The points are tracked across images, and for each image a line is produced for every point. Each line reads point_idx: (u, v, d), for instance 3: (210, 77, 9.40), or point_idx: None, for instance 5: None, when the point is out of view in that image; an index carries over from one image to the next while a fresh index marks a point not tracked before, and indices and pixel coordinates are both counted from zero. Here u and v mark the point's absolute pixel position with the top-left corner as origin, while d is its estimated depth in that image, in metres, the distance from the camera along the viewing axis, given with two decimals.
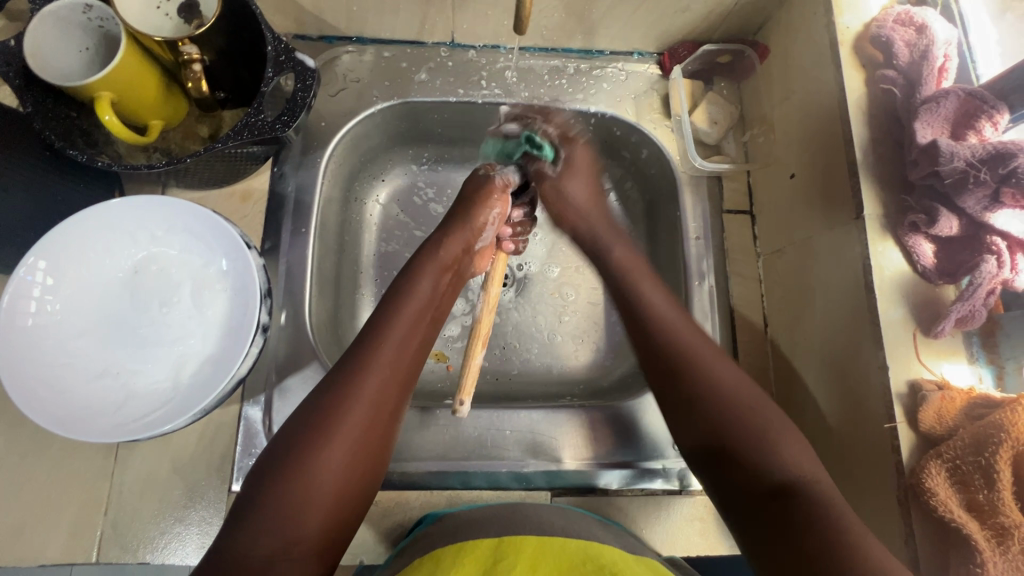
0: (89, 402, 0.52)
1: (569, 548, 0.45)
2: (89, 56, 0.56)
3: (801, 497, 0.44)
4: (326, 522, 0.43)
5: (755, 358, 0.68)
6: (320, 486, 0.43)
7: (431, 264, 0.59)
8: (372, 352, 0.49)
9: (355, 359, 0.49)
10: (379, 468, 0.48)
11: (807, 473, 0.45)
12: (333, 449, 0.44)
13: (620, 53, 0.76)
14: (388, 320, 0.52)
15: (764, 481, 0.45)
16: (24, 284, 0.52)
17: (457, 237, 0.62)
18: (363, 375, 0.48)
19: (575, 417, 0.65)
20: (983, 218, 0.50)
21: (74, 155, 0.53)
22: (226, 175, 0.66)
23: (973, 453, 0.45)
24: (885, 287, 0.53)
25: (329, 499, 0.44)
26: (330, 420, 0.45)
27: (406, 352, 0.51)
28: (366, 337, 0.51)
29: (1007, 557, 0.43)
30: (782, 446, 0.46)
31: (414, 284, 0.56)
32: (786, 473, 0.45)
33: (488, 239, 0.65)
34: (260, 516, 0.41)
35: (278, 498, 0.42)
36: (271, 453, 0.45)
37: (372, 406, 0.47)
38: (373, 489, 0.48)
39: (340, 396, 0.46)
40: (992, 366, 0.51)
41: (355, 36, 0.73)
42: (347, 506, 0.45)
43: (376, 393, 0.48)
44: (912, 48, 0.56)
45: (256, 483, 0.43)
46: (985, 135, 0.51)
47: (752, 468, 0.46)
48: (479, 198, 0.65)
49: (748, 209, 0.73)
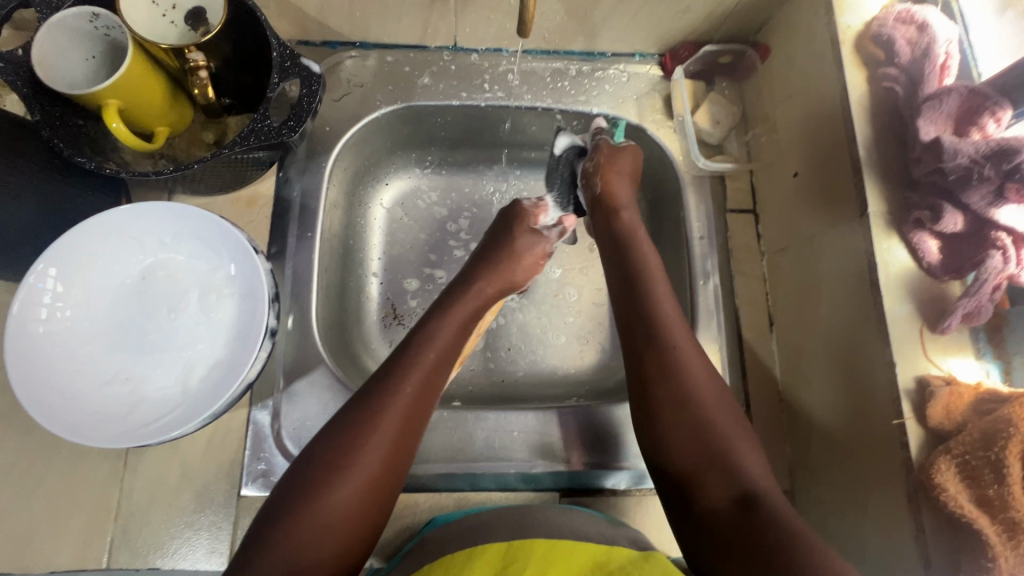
0: (100, 408, 0.52)
1: (576, 556, 0.44)
2: (96, 64, 0.57)
3: (761, 512, 0.45)
4: (335, 556, 0.43)
5: (761, 357, 0.68)
6: (333, 521, 0.44)
7: (459, 302, 0.59)
8: (390, 394, 0.49)
9: (373, 402, 0.49)
10: (389, 503, 0.48)
11: (766, 485, 0.47)
12: (347, 487, 0.45)
13: (621, 55, 0.77)
14: (410, 360, 0.52)
15: (726, 493, 0.47)
16: (34, 291, 0.52)
17: (495, 290, 0.63)
18: (383, 418, 0.48)
19: (581, 419, 0.65)
20: (987, 215, 0.50)
21: (81, 162, 0.53)
22: (232, 181, 0.67)
23: (982, 448, 0.45)
24: (892, 284, 0.53)
25: (339, 533, 0.44)
26: (347, 459, 0.46)
27: (427, 396, 0.52)
28: (387, 378, 0.51)
29: (1018, 551, 0.43)
30: (743, 461, 0.49)
31: (440, 329, 0.56)
32: (745, 484, 0.47)
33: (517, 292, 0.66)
34: (271, 552, 0.42)
35: (290, 534, 0.42)
36: (287, 488, 0.45)
37: (390, 448, 0.47)
38: (383, 522, 0.48)
39: (357, 438, 0.47)
40: (1000, 362, 0.51)
41: (358, 41, 0.73)
42: (356, 541, 0.45)
43: (394, 436, 0.48)
44: (914, 46, 0.56)
45: (270, 516, 0.44)
46: (988, 131, 0.52)
47: (721, 477, 0.48)
48: (523, 251, 0.65)
49: (751, 208, 0.74)
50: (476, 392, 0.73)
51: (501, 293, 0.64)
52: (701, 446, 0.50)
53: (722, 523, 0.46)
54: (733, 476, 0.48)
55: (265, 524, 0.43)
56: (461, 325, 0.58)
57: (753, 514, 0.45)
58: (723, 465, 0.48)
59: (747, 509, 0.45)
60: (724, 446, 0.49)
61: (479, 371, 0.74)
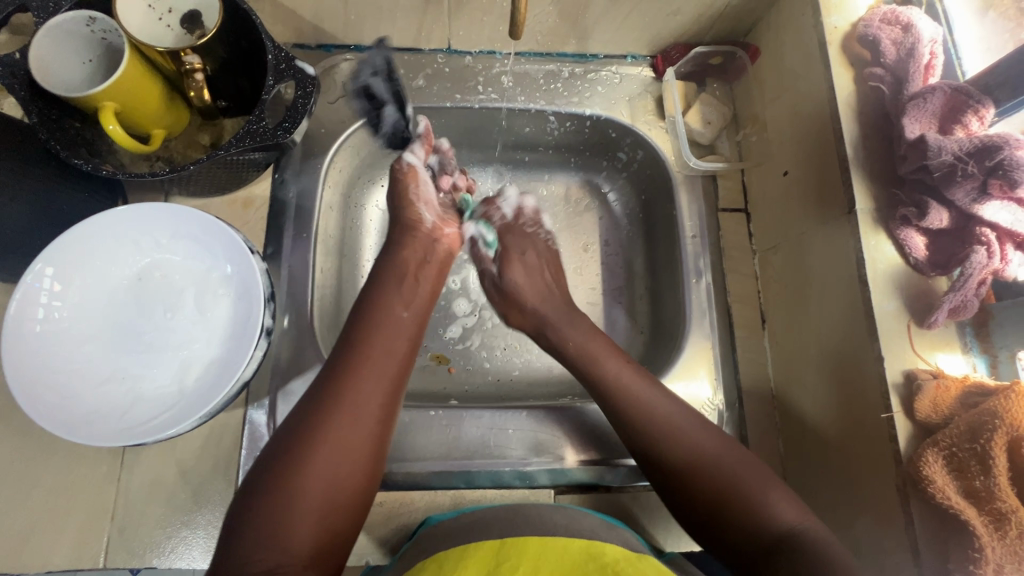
0: (98, 408, 0.53)
1: (573, 549, 0.45)
2: (93, 68, 0.58)
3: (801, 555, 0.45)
4: (317, 528, 0.44)
5: (752, 355, 0.69)
6: (310, 491, 0.44)
7: (397, 267, 0.59)
8: (354, 358, 0.51)
9: (340, 368, 0.50)
10: (374, 471, 0.48)
11: (793, 521, 0.47)
12: (317, 464, 0.45)
13: (613, 57, 0.78)
14: (369, 324, 0.54)
15: (759, 539, 0.47)
16: (32, 291, 0.53)
17: (415, 237, 0.63)
18: (348, 385, 0.49)
19: (575, 418, 0.66)
20: (973, 211, 0.50)
21: (78, 164, 0.54)
22: (228, 183, 0.68)
23: (969, 440, 0.46)
24: (879, 280, 0.54)
25: (319, 504, 0.44)
26: (316, 431, 0.46)
27: (389, 359, 0.52)
28: (345, 361, 0.51)
29: (1005, 541, 0.44)
30: (772, 502, 0.48)
31: (389, 290, 0.57)
32: (775, 527, 0.47)
33: (433, 217, 0.66)
34: (252, 524, 0.42)
35: (269, 510, 0.43)
36: (264, 461, 0.46)
37: (356, 412, 0.48)
38: (370, 488, 0.48)
39: (326, 406, 0.47)
40: (986, 356, 0.51)
41: (353, 45, 0.74)
42: (339, 509, 0.46)
43: (359, 399, 0.48)
44: (899, 46, 0.57)
45: (245, 500, 0.44)
46: (972, 129, 0.53)
47: (749, 530, 0.48)
48: (404, 182, 0.66)
49: (742, 207, 0.75)
50: (473, 391, 0.73)
51: (426, 241, 0.64)
52: (718, 501, 0.49)
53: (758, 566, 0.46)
54: (760, 526, 0.48)
55: (244, 504, 0.44)
56: (410, 278, 0.59)
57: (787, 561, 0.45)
58: (744, 517, 0.48)
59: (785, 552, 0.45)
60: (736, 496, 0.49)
61: (474, 370, 0.75)
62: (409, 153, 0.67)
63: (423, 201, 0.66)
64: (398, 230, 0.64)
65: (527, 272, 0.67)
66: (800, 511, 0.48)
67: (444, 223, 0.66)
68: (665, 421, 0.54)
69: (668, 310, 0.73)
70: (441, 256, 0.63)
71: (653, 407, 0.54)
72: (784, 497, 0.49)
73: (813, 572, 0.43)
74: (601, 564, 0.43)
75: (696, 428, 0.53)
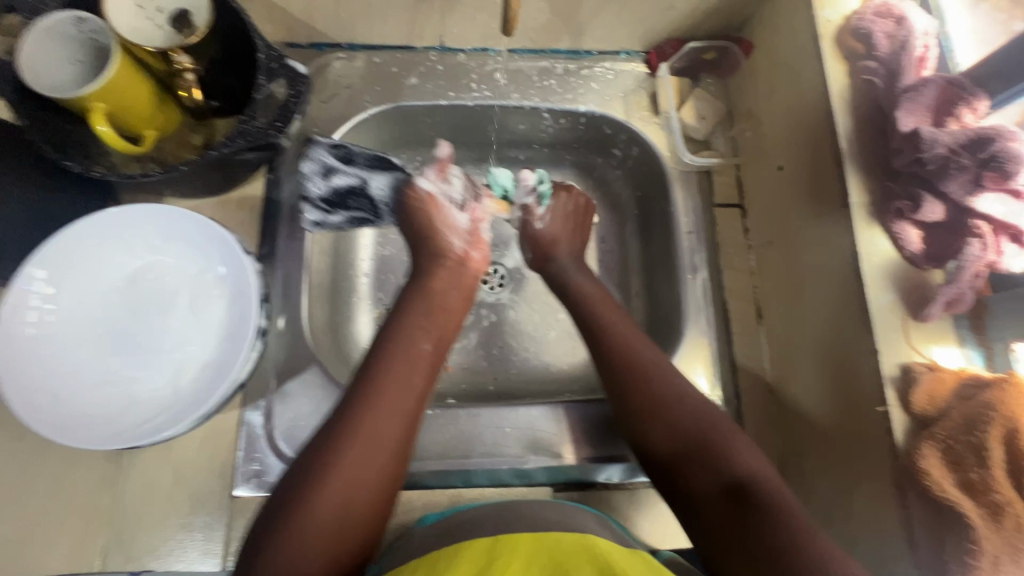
0: (93, 409, 0.52)
1: (565, 542, 0.45)
2: (81, 68, 0.56)
3: (758, 499, 0.44)
4: (329, 556, 0.43)
5: (749, 350, 0.69)
6: (321, 523, 0.43)
7: (419, 302, 0.59)
8: (371, 393, 0.50)
9: (355, 403, 0.49)
10: (386, 503, 0.47)
11: (757, 469, 0.47)
12: (330, 499, 0.44)
13: (607, 53, 0.77)
14: (386, 357, 0.53)
15: (717, 483, 0.47)
16: (21, 294, 0.52)
17: (447, 258, 0.65)
18: (364, 418, 0.48)
19: (573, 414, 0.66)
20: (965, 203, 0.50)
21: (70, 166, 0.54)
22: (221, 184, 0.68)
23: (965, 432, 0.46)
24: (874, 274, 0.54)
25: (332, 537, 0.43)
26: (329, 465, 0.45)
27: (407, 391, 0.51)
28: (362, 396, 0.49)
29: (1003, 534, 0.43)
30: (736, 447, 0.49)
31: (406, 322, 0.57)
32: (737, 470, 0.47)
33: (461, 244, 0.67)
34: (263, 558, 0.41)
35: (279, 544, 0.42)
36: (276, 499, 0.44)
37: (373, 445, 0.47)
38: (381, 517, 0.47)
39: (341, 439, 0.46)
40: (982, 349, 0.51)
41: (345, 43, 0.74)
42: (349, 543, 0.44)
43: (377, 433, 0.47)
44: (892, 40, 0.57)
45: (256, 537, 0.43)
46: (966, 122, 0.52)
47: (708, 472, 0.48)
48: (426, 213, 0.68)
49: (738, 202, 0.75)
50: (470, 390, 0.73)
51: (456, 265, 0.65)
52: (683, 446, 0.50)
53: (717, 509, 0.46)
54: (718, 469, 0.48)
55: (253, 544, 0.42)
56: (428, 312, 0.59)
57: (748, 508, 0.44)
58: (707, 458, 0.49)
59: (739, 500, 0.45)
60: (709, 441, 0.50)
61: (471, 370, 0.74)
62: (423, 180, 0.69)
63: (451, 228, 0.67)
64: (427, 262, 0.64)
65: (564, 216, 0.73)
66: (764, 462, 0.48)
67: (472, 246, 0.68)
68: (653, 367, 0.56)
69: (665, 306, 0.73)
70: (468, 282, 0.65)
71: (638, 353, 0.57)
72: (750, 448, 0.49)
73: (766, 516, 0.43)
74: (595, 557, 0.43)
75: (674, 375, 0.56)
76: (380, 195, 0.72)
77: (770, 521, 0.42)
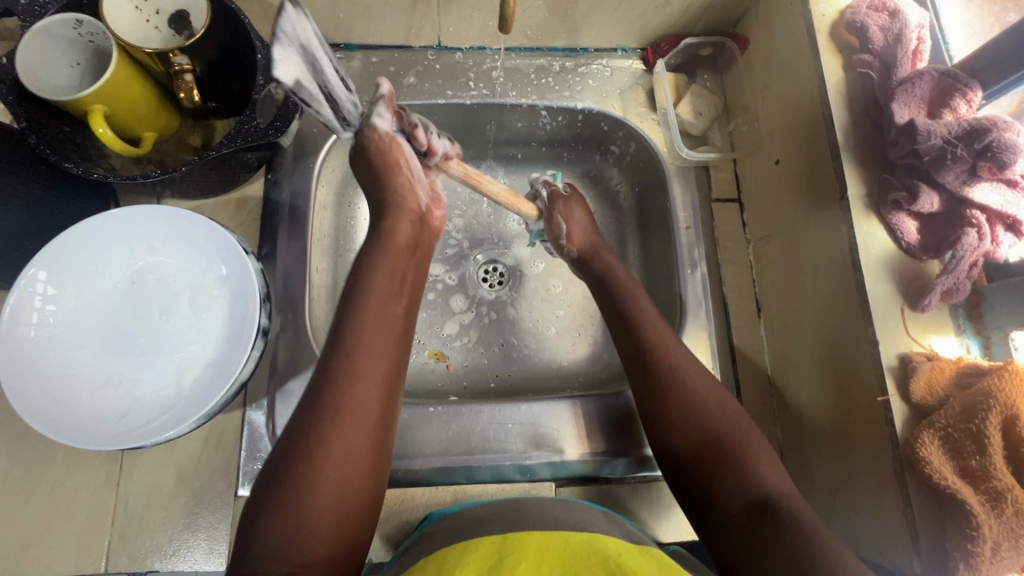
0: (95, 411, 0.52)
1: (573, 540, 0.45)
2: (80, 71, 0.57)
3: (782, 517, 0.46)
4: (333, 532, 0.44)
5: (748, 343, 0.70)
6: (318, 506, 0.44)
7: (386, 256, 0.58)
8: (349, 363, 0.50)
9: (334, 373, 0.49)
10: (378, 476, 0.49)
11: (783, 489, 0.48)
12: (324, 476, 0.45)
13: (603, 50, 0.78)
14: (357, 326, 0.52)
15: (744, 499, 0.48)
16: (24, 295, 0.53)
17: (413, 210, 0.62)
18: (344, 389, 0.48)
19: (575, 409, 0.66)
20: (963, 193, 0.51)
21: (69, 168, 0.54)
22: (220, 184, 0.67)
23: (964, 421, 0.46)
24: (872, 265, 0.54)
25: (332, 513, 0.45)
26: (319, 439, 0.46)
27: (381, 361, 0.52)
28: (341, 366, 0.50)
29: (1001, 520, 0.44)
30: (758, 463, 0.50)
31: (376, 274, 0.56)
32: (760, 489, 0.48)
33: (428, 199, 0.65)
34: (263, 536, 0.43)
35: (279, 521, 0.43)
36: (268, 475, 0.45)
37: (359, 419, 0.48)
38: (376, 490, 0.48)
39: (324, 413, 0.47)
40: (979, 338, 0.52)
41: (343, 44, 0.74)
42: (349, 517, 0.46)
43: (360, 406, 0.48)
44: (886, 33, 0.57)
45: (253, 514, 0.44)
46: (961, 112, 0.53)
47: (734, 486, 0.49)
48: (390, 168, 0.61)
49: (735, 197, 0.75)
50: (471, 388, 0.73)
51: (422, 220, 0.63)
52: (703, 451, 0.52)
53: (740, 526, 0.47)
54: (745, 485, 0.49)
55: (252, 520, 0.44)
56: (394, 275, 0.57)
57: (772, 523, 0.45)
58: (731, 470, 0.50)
59: (766, 516, 0.46)
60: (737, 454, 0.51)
61: (472, 367, 0.75)
62: (380, 118, 0.59)
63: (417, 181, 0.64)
64: (387, 218, 0.60)
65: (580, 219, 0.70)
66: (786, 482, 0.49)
67: (434, 204, 0.66)
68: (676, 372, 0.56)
69: (664, 301, 0.73)
70: (431, 237, 0.64)
71: (661, 356, 0.58)
72: (770, 464, 0.50)
73: (791, 531, 0.44)
74: (605, 557, 0.43)
75: (697, 374, 0.56)
76: (325, 117, 0.55)
77: (796, 531, 0.44)
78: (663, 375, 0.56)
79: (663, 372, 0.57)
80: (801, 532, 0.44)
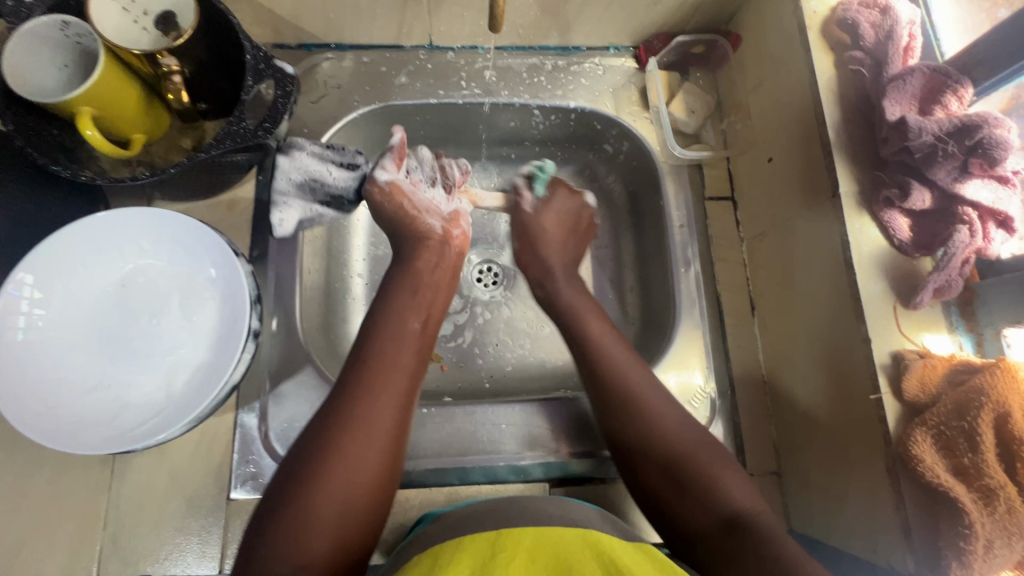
0: (85, 416, 0.52)
1: (566, 536, 0.45)
2: (70, 73, 0.57)
3: (748, 534, 0.46)
4: (335, 538, 0.44)
5: (742, 342, 0.69)
6: (323, 513, 0.44)
7: (408, 283, 0.60)
8: (365, 375, 0.51)
9: (350, 384, 0.50)
10: (387, 486, 0.48)
11: (748, 504, 0.49)
12: (332, 482, 0.45)
13: (596, 49, 0.77)
14: (377, 341, 0.54)
15: (712, 517, 0.48)
16: (11, 300, 0.52)
17: (431, 236, 0.65)
18: (360, 400, 0.49)
19: (568, 409, 0.66)
20: (954, 190, 0.51)
21: (58, 170, 0.54)
22: (210, 184, 0.68)
23: (956, 418, 0.46)
24: (864, 263, 0.54)
25: (336, 520, 0.44)
26: (330, 447, 0.46)
27: (396, 374, 0.52)
28: (358, 378, 0.51)
29: (994, 518, 0.44)
30: (724, 479, 0.50)
31: (400, 292, 0.59)
32: (728, 506, 0.48)
33: (440, 222, 0.67)
34: (268, 541, 0.42)
35: (284, 526, 0.43)
36: (278, 481, 0.46)
37: (370, 429, 0.48)
38: (383, 501, 0.48)
39: (337, 421, 0.48)
40: (972, 335, 0.52)
41: (334, 44, 0.74)
42: (354, 526, 0.45)
43: (372, 416, 0.49)
44: (878, 29, 0.57)
45: (260, 519, 0.44)
46: (952, 109, 0.52)
47: (702, 506, 0.49)
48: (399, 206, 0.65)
49: (729, 195, 0.75)
50: (465, 388, 0.73)
51: (439, 244, 0.65)
52: (674, 473, 0.51)
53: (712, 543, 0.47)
54: (711, 504, 0.49)
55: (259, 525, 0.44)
56: (417, 296, 0.59)
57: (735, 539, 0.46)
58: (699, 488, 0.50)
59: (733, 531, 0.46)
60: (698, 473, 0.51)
61: (467, 368, 0.74)
62: (381, 171, 0.63)
63: (425, 211, 0.66)
64: (407, 243, 0.64)
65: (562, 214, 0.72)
66: (750, 497, 0.50)
67: (452, 224, 0.68)
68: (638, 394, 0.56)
69: (658, 300, 0.73)
70: (453, 260, 0.65)
71: (630, 376, 0.57)
72: (736, 479, 0.50)
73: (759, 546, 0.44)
74: (598, 551, 0.43)
75: (659, 397, 0.56)
76: (338, 181, 0.67)
77: (764, 544, 0.44)
78: (631, 396, 0.56)
79: (625, 394, 0.56)
80: (766, 545, 0.44)
